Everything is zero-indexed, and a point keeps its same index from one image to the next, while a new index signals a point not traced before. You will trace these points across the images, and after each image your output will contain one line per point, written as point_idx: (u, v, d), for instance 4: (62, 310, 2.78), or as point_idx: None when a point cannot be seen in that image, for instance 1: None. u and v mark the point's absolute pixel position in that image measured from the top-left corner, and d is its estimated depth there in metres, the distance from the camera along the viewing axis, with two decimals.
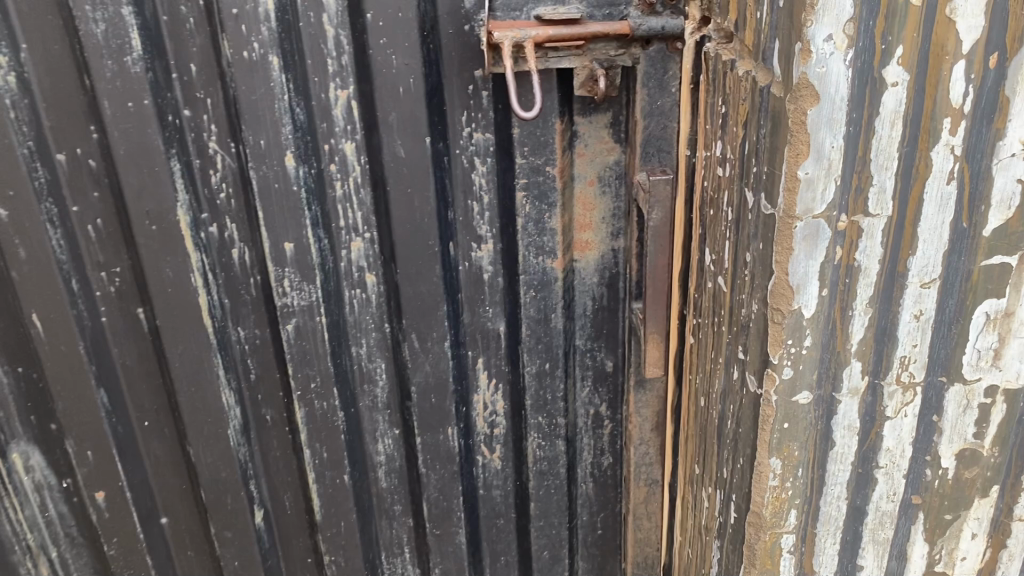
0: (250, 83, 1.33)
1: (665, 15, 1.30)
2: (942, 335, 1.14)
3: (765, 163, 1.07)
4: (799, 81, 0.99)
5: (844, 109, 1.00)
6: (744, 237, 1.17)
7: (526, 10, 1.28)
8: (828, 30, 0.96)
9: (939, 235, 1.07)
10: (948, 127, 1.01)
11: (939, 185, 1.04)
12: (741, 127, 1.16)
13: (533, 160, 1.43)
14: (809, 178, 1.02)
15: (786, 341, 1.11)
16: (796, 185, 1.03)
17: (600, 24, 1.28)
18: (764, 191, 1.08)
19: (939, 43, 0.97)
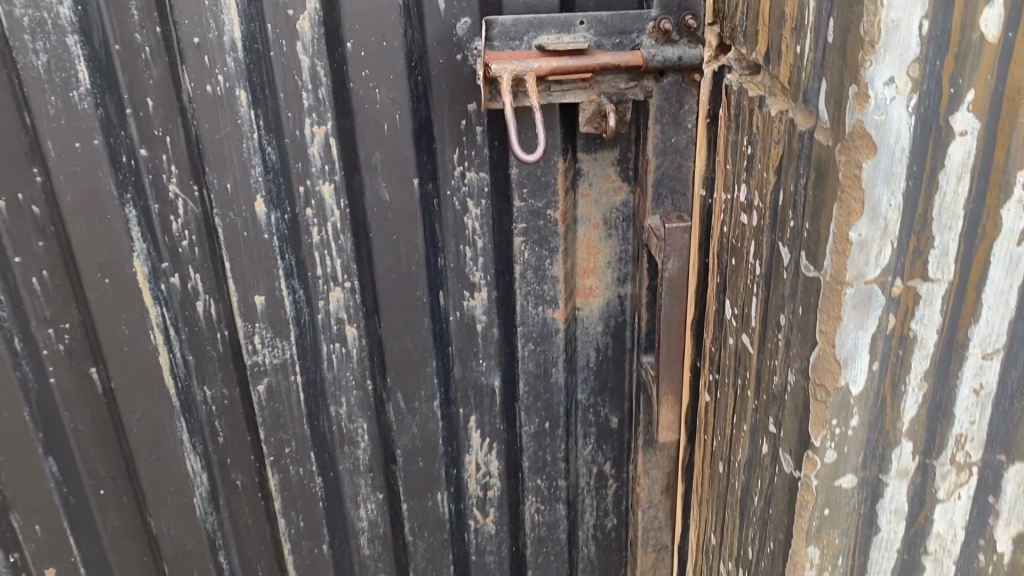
0: (214, 120, 1.18)
1: (682, 44, 1.16)
2: (1001, 411, 1.03)
3: (808, 219, 0.95)
4: (853, 129, 0.88)
5: (903, 161, 0.89)
6: (777, 299, 1.04)
7: (527, 39, 1.13)
8: (889, 72, 0.85)
9: (1005, 301, 0.97)
10: (1021, 182, 0.92)
11: (1009, 246, 0.95)
12: (772, 173, 1.03)
13: (533, 203, 1.28)
14: (862, 239, 0.91)
15: (830, 420, 0.99)
16: (847, 247, 0.92)
17: (610, 55, 1.13)
18: (806, 251, 0.97)
19: (1014, 87, 0.88)
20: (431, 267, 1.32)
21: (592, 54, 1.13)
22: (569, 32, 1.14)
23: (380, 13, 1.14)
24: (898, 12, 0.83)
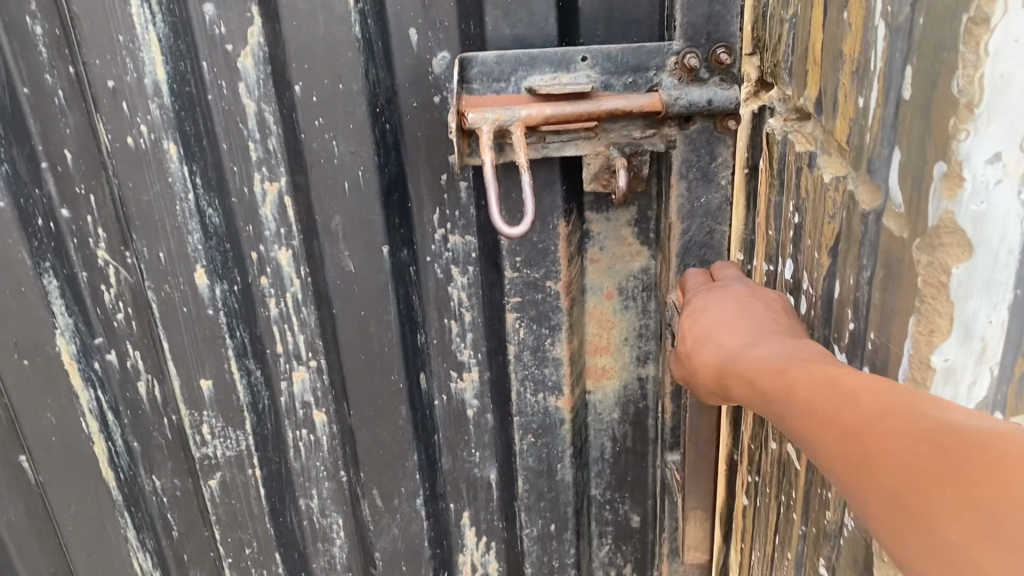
0: (139, 178, 0.98)
1: (712, 84, 0.91)
2: None
3: (872, 322, 0.68)
4: (938, 222, 0.58)
5: (1015, 263, 0.57)
6: None
7: (515, 80, 0.90)
8: (991, 141, 0.54)
9: None
10: None
11: None
12: (826, 255, 0.77)
13: (529, 274, 1.05)
14: (949, 368, 0.61)
15: None
16: (927, 376, 0.62)
17: (619, 98, 0.89)
18: (867, 363, 0.70)
19: None
20: (410, 347, 1.10)
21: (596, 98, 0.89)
22: (567, 70, 0.90)
23: (336, 48, 0.91)
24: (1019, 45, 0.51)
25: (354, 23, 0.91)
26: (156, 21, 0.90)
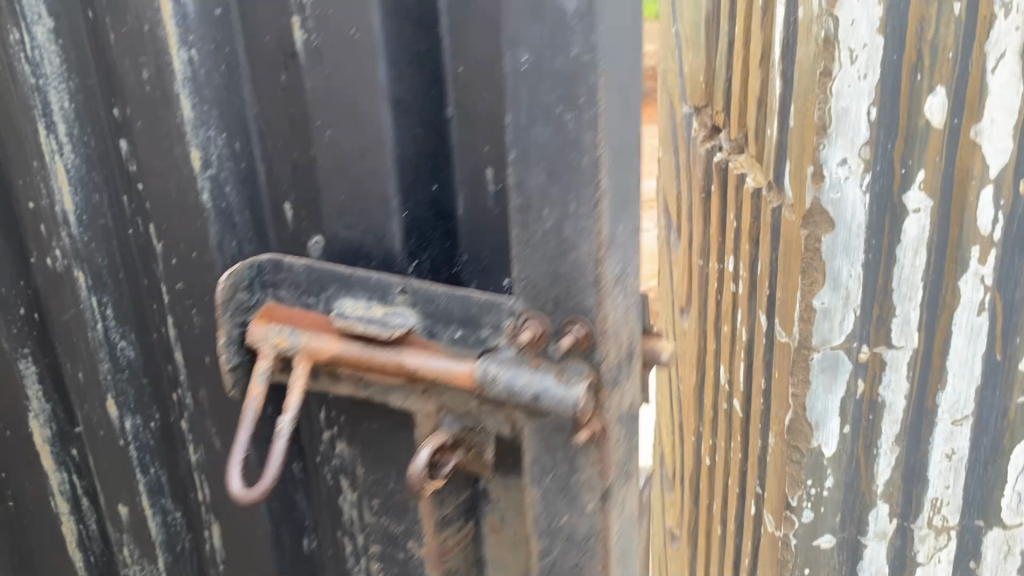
0: (63, 301, 0.97)
1: (552, 370, 0.64)
2: (979, 476, 1.14)
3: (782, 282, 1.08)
4: (812, 205, 1.03)
5: (862, 236, 1.02)
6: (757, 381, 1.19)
7: (326, 299, 0.74)
8: (842, 152, 0.99)
9: (971, 370, 1.08)
10: (977, 256, 1.02)
11: (969, 315, 1.05)
12: (748, 245, 1.16)
13: (387, 521, 0.88)
14: (828, 309, 1.06)
15: (805, 481, 1.15)
16: (811, 316, 1.07)
17: (424, 357, 0.68)
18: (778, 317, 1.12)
19: (964, 167, 0.98)
20: (286, 551, 0.94)
21: (398, 349, 0.69)
22: (383, 301, 0.71)
23: (188, 220, 0.81)
24: (846, 99, 0.97)
25: (202, 191, 0.78)
26: (62, 152, 0.88)
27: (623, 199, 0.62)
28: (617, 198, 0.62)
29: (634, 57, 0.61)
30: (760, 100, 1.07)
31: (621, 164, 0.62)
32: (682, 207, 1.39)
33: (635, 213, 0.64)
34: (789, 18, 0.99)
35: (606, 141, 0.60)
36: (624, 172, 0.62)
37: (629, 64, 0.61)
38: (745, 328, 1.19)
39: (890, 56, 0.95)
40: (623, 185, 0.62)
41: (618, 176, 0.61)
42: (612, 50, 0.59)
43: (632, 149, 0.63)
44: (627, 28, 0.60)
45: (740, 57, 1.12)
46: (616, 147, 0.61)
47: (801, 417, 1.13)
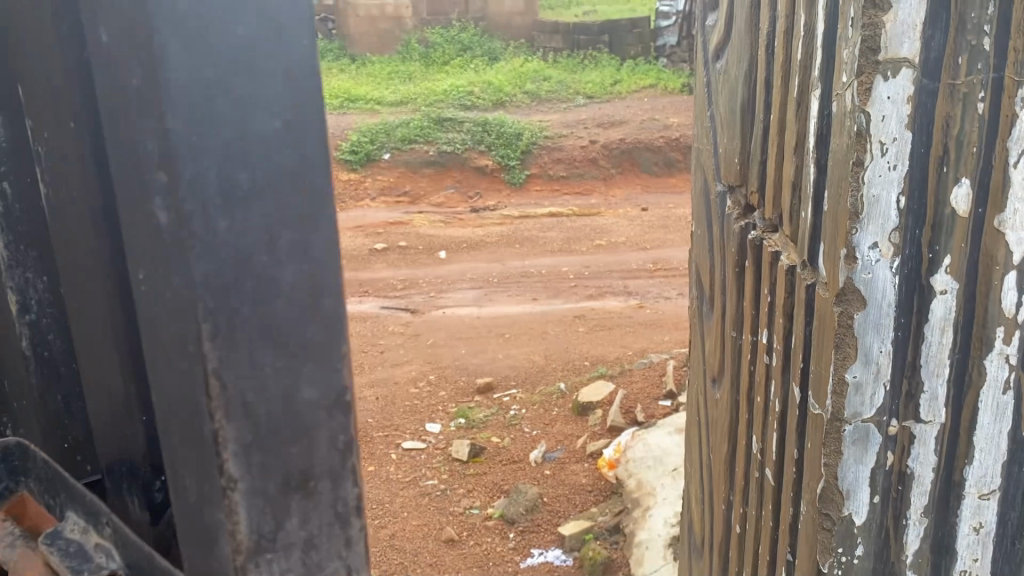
0: None
1: None
2: (1006, 548, 1.18)
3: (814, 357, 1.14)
4: (845, 283, 1.06)
5: (890, 315, 1.07)
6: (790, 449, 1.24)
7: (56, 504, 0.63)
8: (872, 237, 1.04)
9: (996, 446, 1.12)
10: (1002, 336, 1.07)
11: (996, 393, 1.10)
12: (783, 319, 1.22)
13: None
14: (857, 383, 1.09)
15: (837, 549, 1.17)
16: (844, 388, 1.10)
17: None
18: (812, 391, 1.15)
19: (988, 253, 1.04)
20: None
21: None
22: (97, 529, 0.61)
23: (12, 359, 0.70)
24: (876, 187, 1.01)
25: None
26: None
27: (277, 428, 0.59)
28: (250, 412, 0.58)
29: (307, 272, 0.57)
30: (796, 186, 1.16)
31: (272, 382, 0.58)
32: (718, 284, 1.54)
33: (319, 454, 0.60)
34: (824, 114, 1.07)
35: (229, 347, 0.57)
36: (295, 396, 0.59)
37: (294, 279, 0.57)
38: (779, 400, 1.26)
39: (918, 149, 1.01)
40: (283, 411, 0.59)
41: (262, 397, 0.58)
42: (218, 241, 0.55)
43: (305, 373, 0.59)
44: (277, 227, 0.55)
45: (777, 141, 1.21)
46: (255, 362, 0.57)
47: (832, 486, 1.14)
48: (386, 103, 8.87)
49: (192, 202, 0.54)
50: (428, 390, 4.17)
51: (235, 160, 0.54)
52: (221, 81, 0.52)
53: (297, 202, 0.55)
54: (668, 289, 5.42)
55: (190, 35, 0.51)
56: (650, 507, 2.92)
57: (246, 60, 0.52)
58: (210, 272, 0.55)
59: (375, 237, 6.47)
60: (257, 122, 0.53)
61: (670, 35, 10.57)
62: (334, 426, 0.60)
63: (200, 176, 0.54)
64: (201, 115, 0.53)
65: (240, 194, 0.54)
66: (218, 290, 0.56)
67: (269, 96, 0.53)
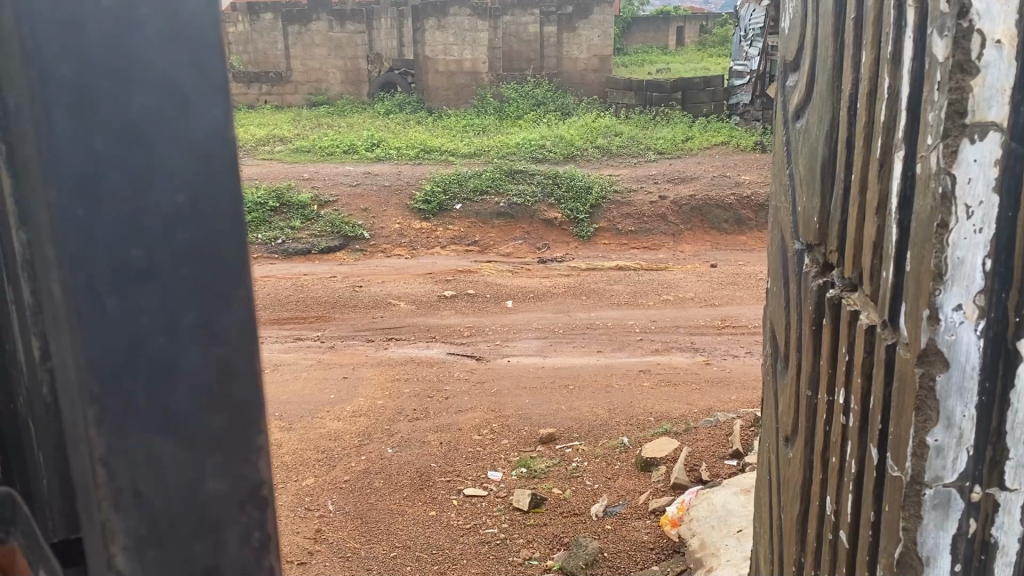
0: None
1: None
2: None
3: (894, 420, 1.13)
4: (929, 345, 1.05)
5: (975, 378, 1.05)
6: (866, 514, 1.22)
7: None
8: (957, 299, 1.03)
9: None
10: None
11: None
12: (862, 379, 1.21)
13: None
14: (939, 446, 1.07)
15: None
16: (925, 451, 1.08)
17: None
18: (891, 452, 1.13)
19: None
20: None
21: None
22: None
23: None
24: (962, 250, 1.01)
25: None
26: None
27: (178, 519, 0.60)
28: (143, 506, 0.59)
29: (210, 351, 0.59)
30: (878, 246, 1.16)
31: (169, 472, 0.59)
32: (793, 342, 1.53)
33: (230, 550, 0.62)
34: (908, 175, 1.08)
35: (116, 435, 0.58)
36: (199, 487, 0.60)
37: (196, 359, 0.58)
38: (855, 462, 1.24)
39: (1006, 213, 1.00)
40: (182, 503, 0.60)
41: (159, 489, 0.59)
42: (110, 321, 0.56)
43: (210, 466, 0.60)
44: (177, 306, 0.57)
45: (858, 203, 1.22)
46: (150, 446, 0.58)
47: (911, 551, 1.13)
48: (460, 154, 9.06)
49: (81, 277, 0.55)
50: (490, 438, 4.18)
51: (128, 236, 0.55)
52: (117, 152, 0.54)
53: (198, 284, 0.57)
54: (736, 347, 5.35)
55: (81, 106, 0.53)
56: (713, 568, 2.86)
57: (140, 128, 0.54)
58: (99, 356, 0.57)
59: (444, 285, 6.56)
60: (154, 192, 0.55)
61: (743, 93, 10.51)
62: (247, 522, 0.62)
63: (88, 253, 0.55)
64: (90, 190, 0.54)
65: (136, 270, 0.56)
66: (108, 375, 0.57)
67: (170, 171, 0.55)
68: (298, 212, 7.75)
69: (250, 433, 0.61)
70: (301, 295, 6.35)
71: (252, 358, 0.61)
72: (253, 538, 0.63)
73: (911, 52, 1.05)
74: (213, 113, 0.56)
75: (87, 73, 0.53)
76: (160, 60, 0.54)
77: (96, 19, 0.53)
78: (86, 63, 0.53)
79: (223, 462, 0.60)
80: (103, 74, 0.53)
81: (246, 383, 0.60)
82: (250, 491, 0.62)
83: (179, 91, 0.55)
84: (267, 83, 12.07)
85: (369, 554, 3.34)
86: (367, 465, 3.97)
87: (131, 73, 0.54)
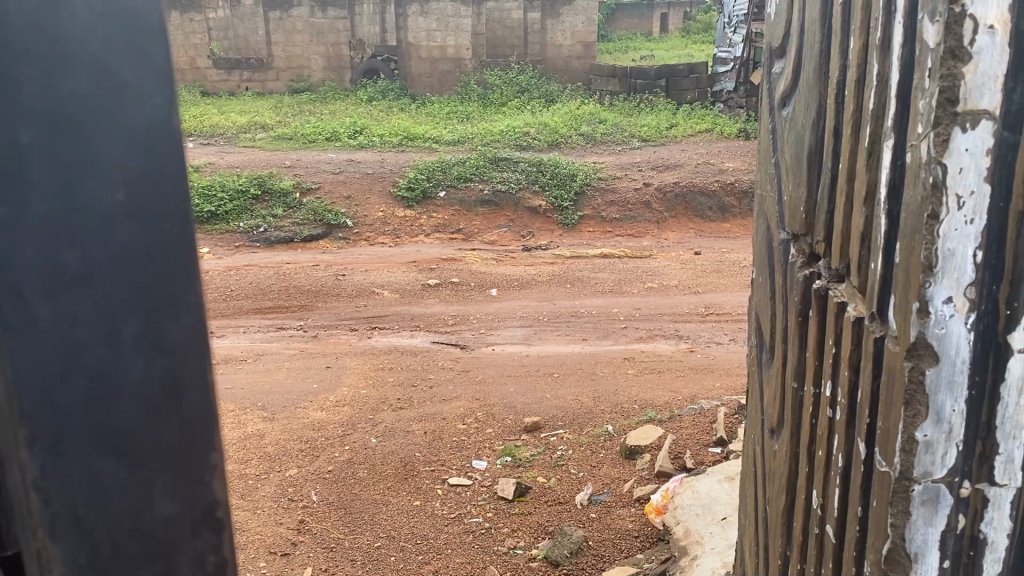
0: None
1: None
2: None
3: (882, 415, 1.10)
4: (918, 338, 1.03)
5: (965, 372, 1.03)
6: (853, 511, 1.20)
7: None
8: (947, 292, 1.01)
9: None
10: None
11: None
12: (852, 373, 1.18)
13: None
14: (928, 441, 1.05)
15: None
16: (914, 446, 1.06)
17: None
18: (879, 448, 1.11)
19: None
20: None
21: None
22: None
23: None
24: (953, 242, 0.99)
25: None
26: None
27: (124, 543, 0.73)
28: (83, 529, 0.71)
29: (153, 362, 0.70)
30: (866, 236, 1.13)
31: (114, 495, 0.72)
32: (779, 332, 1.51)
33: (183, 570, 0.75)
34: (898, 164, 1.05)
35: (50, 454, 0.70)
36: (149, 510, 0.73)
37: (141, 368, 0.70)
38: (842, 456, 1.22)
39: (997, 204, 0.98)
40: (129, 526, 0.72)
41: (99, 514, 0.72)
42: (42, 328, 0.68)
43: (159, 488, 0.73)
44: (118, 315, 0.69)
45: (846, 192, 1.19)
46: (91, 469, 0.71)
47: (899, 548, 1.11)
48: (444, 141, 8.99)
49: (16, 277, 0.67)
50: (475, 427, 4.16)
51: (62, 241, 0.67)
52: (42, 143, 0.65)
53: (142, 289, 0.69)
54: (719, 334, 5.35)
55: (10, 97, 0.64)
56: (697, 556, 2.85)
57: (72, 121, 0.66)
58: (36, 360, 0.68)
59: (428, 273, 6.51)
60: (89, 192, 0.67)
61: (727, 80, 10.50)
62: (200, 544, 0.76)
63: (19, 253, 0.66)
64: (19, 183, 0.66)
65: (70, 274, 0.67)
66: (40, 390, 0.68)
67: (102, 167, 0.67)
68: (280, 200, 7.67)
69: (204, 453, 0.74)
70: (283, 284, 6.29)
71: (202, 372, 0.73)
72: (207, 561, 0.76)
73: (901, 38, 1.02)
74: (152, 100, 0.67)
75: (14, 65, 0.64)
76: (92, 42, 0.65)
77: (20, 8, 0.63)
78: (15, 54, 0.64)
79: (171, 487, 0.73)
80: (29, 65, 0.64)
81: (192, 397, 0.73)
82: (202, 514, 0.75)
83: (115, 76, 0.66)
84: (248, 70, 11.94)
85: (353, 545, 3.31)
86: (351, 455, 3.94)
87: (60, 60, 0.65)
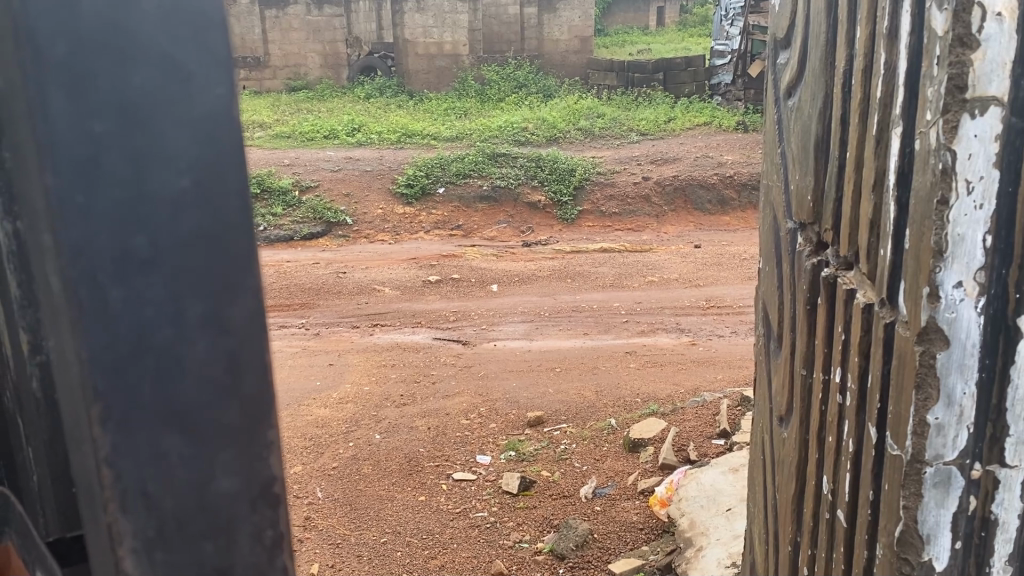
0: None
1: None
2: None
3: (893, 401, 1.12)
4: (930, 323, 1.05)
5: (974, 356, 1.05)
6: (863, 494, 1.22)
7: None
8: (957, 276, 1.02)
9: None
10: None
11: None
12: (862, 358, 1.20)
13: None
14: (939, 424, 1.07)
15: None
16: (926, 429, 1.08)
17: None
18: (892, 431, 1.13)
19: None
20: None
21: None
22: None
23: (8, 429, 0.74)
24: (962, 226, 1.01)
25: None
26: None
27: (189, 522, 0.58)
28: (151, 508, 0.58)
29: (217, 344, 0.56)
30: (874, 224, 1.15)
31: (180, 471, 0.57)
32: (787, 321, 1.52)
33: (242, 551, 0.60)
34: (906, 152, 1.07)
35: (120, 434, 0.55)
36: (208, 486, 0.58)
37: (204, 351, 0.56)
38: (853, 441, 1.24)
39: (1005, 188, 1.00)
40: (193, 504, 0.58)
41: (167, 494, 0.58)
42: (113, 315, 0.54)
43: (220, 462, 0.58)
44: (184, 295, 0.55)
45: (854, 180, 1.21)
46: (158, 447, 0.56)
47: (911, 529, 1.13)
48: (442, 138, 9.00)
49: (83, 267, 0.53)
50: (478, 422, 4.18)
51: (130, 222, 0.53)
52: (116, 136, 0.52)
53: (210, 270, 0.55)
54: (720, 327, 5.36)
55: (75, 88, 0.50)
56: (702, 547, 2.86)
57: (136, 107, 0.52)
58: (103, 347, 0.54)
59: (428, 270, 6.52)
60: (157, 177, 0.53)
61: (725, 73, 10.46)
62: (260, 521, 0.60)
63: (89, 240, 0.52)
64: (90, 174, 0.52)
65: (139, 259, 0.53)
66: (111, 371, 0.54)
67: (171, 154, 0.53)
68: (279, 198, 7.66)
69: (263, 429, 0.59)
70: (284, 282, 6.31)
71: (262, 350, 0.58)
72: (266, 537, 0.61)
73: (908, 27, 1.04)
74: (216, 90, 0.54)
75: (85, 54, 0.50)
76: (159, 37, 0.52)
77: None
78: (87, 43, 0.50)
79: (232, 463, 0.59)
80: (99, 54, 0.51)
81: (254, 378, 0.58)
82: (261, 490, 0.60)
83: (180, 68, 0.52)
84: (245, 68, 11.95)
85: (360, 541, 3.33)
86: (355, 451, 3.96)
87: (128, 52, 0.51)
